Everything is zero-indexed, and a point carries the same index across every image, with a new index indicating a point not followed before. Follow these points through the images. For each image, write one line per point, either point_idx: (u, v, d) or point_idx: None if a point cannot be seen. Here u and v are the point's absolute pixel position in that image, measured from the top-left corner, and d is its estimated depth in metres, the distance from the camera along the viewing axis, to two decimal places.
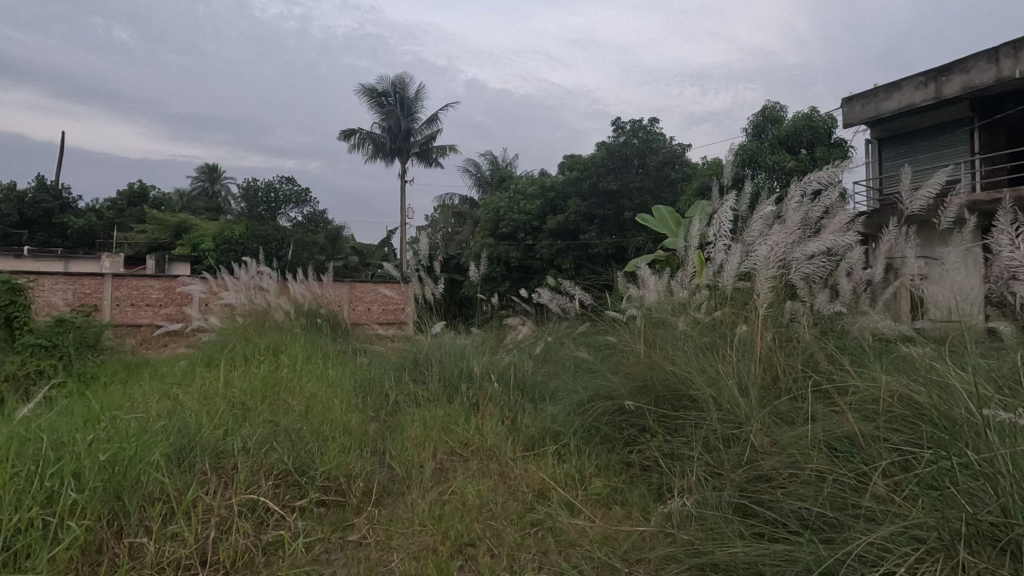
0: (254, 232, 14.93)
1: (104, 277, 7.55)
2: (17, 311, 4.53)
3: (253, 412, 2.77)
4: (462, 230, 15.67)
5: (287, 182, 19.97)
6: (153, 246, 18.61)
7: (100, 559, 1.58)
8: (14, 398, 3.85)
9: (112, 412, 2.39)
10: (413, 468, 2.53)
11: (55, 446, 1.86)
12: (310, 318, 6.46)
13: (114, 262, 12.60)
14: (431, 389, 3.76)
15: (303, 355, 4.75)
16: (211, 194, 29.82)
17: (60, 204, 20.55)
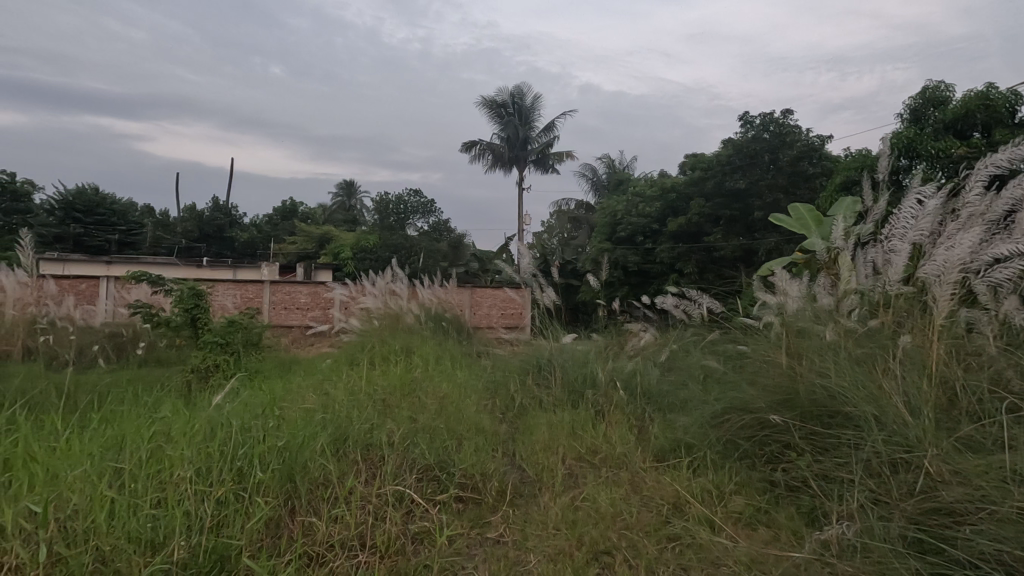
0: (385, 241, 16.15)
1: (263, 283, 8.58)
2: (200, 313, 5.27)
3: (394, 409, 2.99)
4: (579, 235, 15.67)
5: (414, 194, 21.33)
6: (302, 256, 20.89)
7: (279, 533, 1.78)
8: (199, 388, 4.47)
9: (281, 403, 2.70)
10: (543, 471, 2.57)
11: (241, 430, 2.15)
12: (437, 321, 6.82)
13: (272, 271, 14.33)
14: (556, 394, 3.79)
15: (433, 358, 5.01)
16: (349, 207, 32.86)
17: (230, 221, 23.84)
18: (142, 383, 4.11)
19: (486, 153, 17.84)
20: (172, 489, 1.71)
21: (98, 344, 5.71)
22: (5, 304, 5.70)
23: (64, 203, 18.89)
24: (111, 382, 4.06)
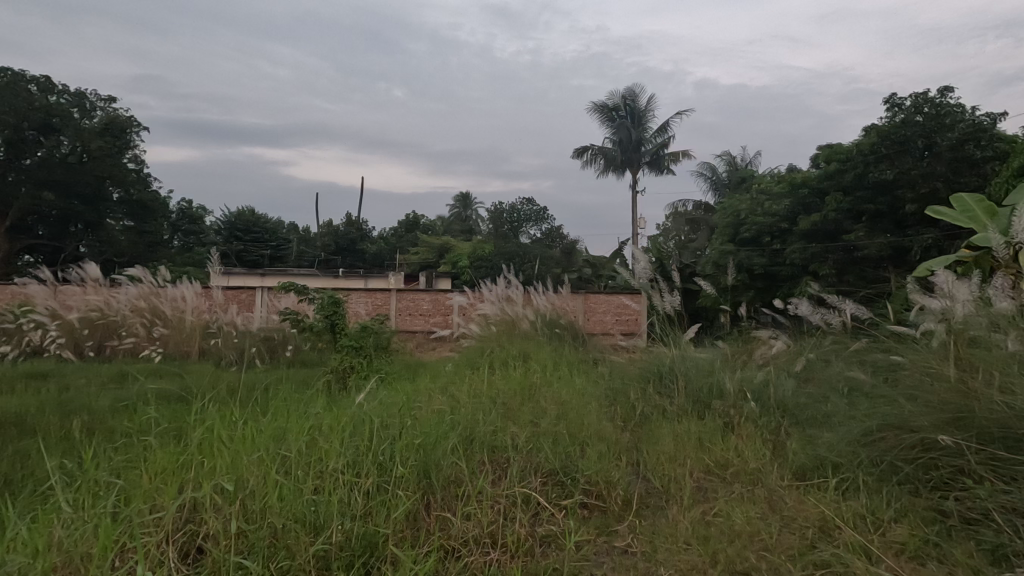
0: (500, 249, 16.60)
1: (391, 292, 9.19)
2: (338, 319, 5.78)
3: (516, 413, 3.05)
4: (697, 237, 14.94)
5: (527, 203, 21.73)
6: (423, 265, 22.13)
7: (419, 525, 1.90)
8: (338, 387, 4.90)
9: (413, 403, 2.88)
10: (670, 483, 2.49)
11: (381, 427, 2.32)
12: (553, 328, 6.85)
13: (397, 279, 15.35)
14: (679, 403, 3.64)
15: (551, 364, 5.04)
16: (465, 218, 34.31)
17: (361, 235, 25.98)
18: (292, 382, 4.59)
19: (598, 158, 17.70)
20: (327, 478, 1.89)
21: (256, 347, 6.48)
22: (185, 312, 6.68)
23: (228, 225, 21.83)
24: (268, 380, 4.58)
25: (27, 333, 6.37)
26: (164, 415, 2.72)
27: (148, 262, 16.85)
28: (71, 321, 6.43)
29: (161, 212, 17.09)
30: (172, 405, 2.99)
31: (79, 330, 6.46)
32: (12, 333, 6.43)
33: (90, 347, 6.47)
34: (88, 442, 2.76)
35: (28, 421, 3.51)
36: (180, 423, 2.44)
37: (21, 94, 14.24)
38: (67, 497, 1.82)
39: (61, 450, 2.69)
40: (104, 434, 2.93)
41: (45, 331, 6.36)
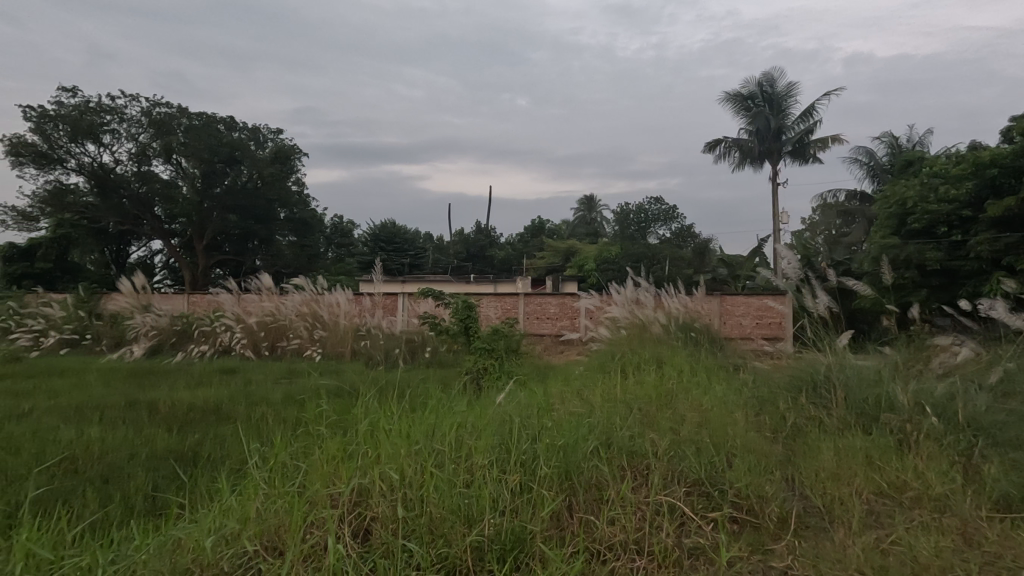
0: (627, 251, 16.24)
1: (518, 295, 9.35)
2: (472, 322, 6.05)
3: (654, 419, 2.96)
4: (853, 231, 13.37)
5: (655, 202, 21.02)
6: (550, 270, 22.41)
7: (563, 526, 1.92)
8: (473, 388, 5.12)
9: (548, 405, 2.92)
10: (834, 503, 2.24)
11: (521, 426, 2.39)
12: (686, 331, 6.54)
13: (525, 284, 15.69)
14: (839, 415, 3.28)
15: (687, 369, 4.80)
16: (590, 221, 34.20)
17: (490, 241, 27.00)
18: (431, 381, 4.87)
19: (732, 151, 16.62)
20: (475, 474, 1.98)
21: (399, 348, 7.01)
22: (339, 316, 7.43)
23: (373, 237, 23.94)
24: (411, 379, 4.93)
25: (220, 334, 7.49)
26: (328, 410, 3.04)
27: (309, 273, 19.06)
28: (251, 325, 7.46)
29: (318, 227, 19.30)
30: (335, 400, 3.32)
31: (257, 332, 7.48)
32: (208, 334, 7.62)
33: (265, 347, 7.45)
34: (270, 429, 3.18)
35: (224, 409, 4.14)
36: (344, 416, 2.72)
37: (212, 133, 16.71)
38: (260, 476, 2.11)
39: (250, 435, 3.12)
40: (281, 423, 3.35)
41: (232, 333, 7.45)
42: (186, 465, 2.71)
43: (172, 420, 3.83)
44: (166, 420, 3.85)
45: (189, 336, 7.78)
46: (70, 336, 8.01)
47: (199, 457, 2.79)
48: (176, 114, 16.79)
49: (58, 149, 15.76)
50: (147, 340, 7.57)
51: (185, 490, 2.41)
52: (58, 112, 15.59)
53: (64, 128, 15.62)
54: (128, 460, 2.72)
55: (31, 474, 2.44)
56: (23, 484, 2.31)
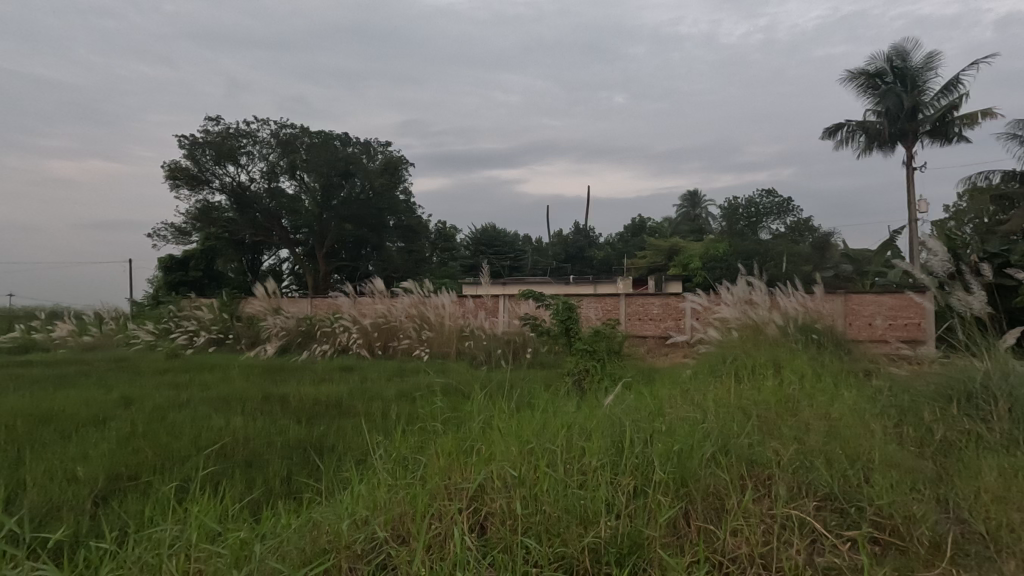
0: (737, 248, 15.33)
1: (619, 296, 9.16)
2: (572, 323, 6.01)
3: (775, 426, 2.76)
4: (1011, 217, 11.59)
5: (767, 195, 19.67)
6: (652, 269, 21.71)
7: (681, 535, 1.85)
8: (576, 389, 5.07)
9: (659, 408, 2.82)
10: (1001, 530, 1.96)
11: (633, 430, 2.34)
12: (807, 333, 6.03)
13: (627, 284, 15.35)
14: (1001, 432, 2.85)
15: (810, 374, 4.42)
16: (694, 217, 32.76)
17: (589, 242, 26.76)
18: (534, 381, 4.91)
19: (857, 135, 15.15)
20: (589, 475, 1.97)
21: (501, 349, 7.16)
22: (444, 317, 7.74)
23: (475, 240, 24.72)
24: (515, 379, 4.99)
25: (339, 335, 8.09)
26: (439, 408, 3.17)
27: (416, 276, 20.17)
28: (366, 326, 7.99)
29: (423, 233, 20.35)
30: (444, 398, 3.46)
31: (371, 333, 7.99)
32: (329, 334, 8.27)
33: (378, 347, 7.94)
34: (386, 424, 3.38)
35: (344, 405, 4.47)
36: (456, 414, 2.82)
37: (330, 149, 18.15)
38: (383, 468, 2.25)
39: (368, 429, 3.34)
40: (396, 418, 3.54)
41: (349, 333, 8.03)
42: (315, 455, 2.95)
43: (301, 413, 4.19)
44: (296, 412, 4.22)
45: (313, 336, 8.48)
46: (216, 336, 9.06)
47: (325, 447, 3.03)
48: (300, 133, 18.47)
49: (205, 171, 17.93)
50: (278, 340, 8.37)
51: (315, 477, 2.63)
52: (205, 139, 17.76)
53: (210, 152, 17.75)
54: (267, 447, 3.02)
55: (192, 456, 2.79)
56: (185, 464, 2.64)
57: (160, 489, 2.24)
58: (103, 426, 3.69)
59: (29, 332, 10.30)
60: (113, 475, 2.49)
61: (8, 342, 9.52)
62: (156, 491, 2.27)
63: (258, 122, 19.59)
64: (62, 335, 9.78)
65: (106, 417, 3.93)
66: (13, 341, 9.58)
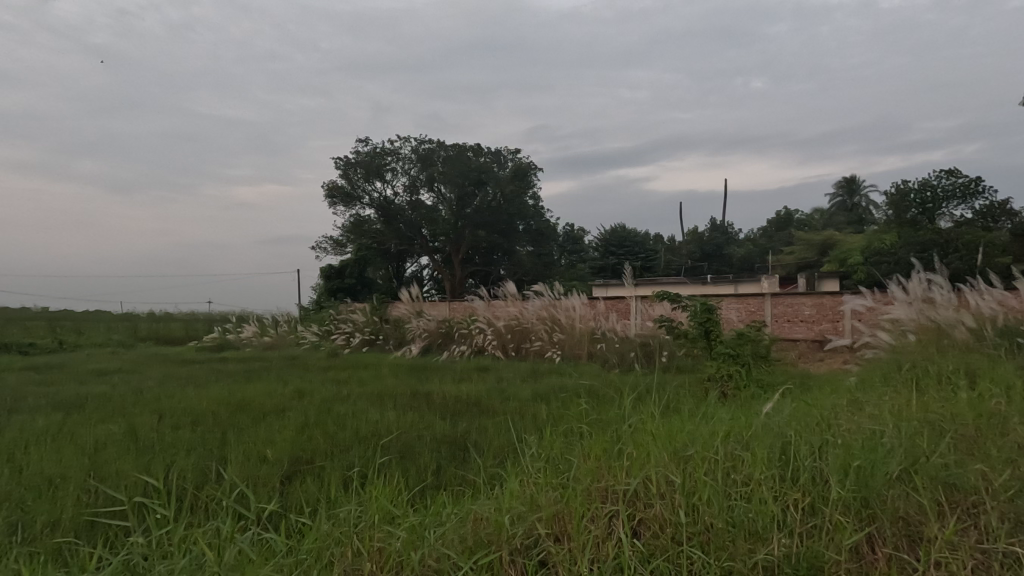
0: (908, 239, 13.38)
1: (764, 296, 8.43)
2: (712, 326, 5.65)
3: (977, 446, 2.35)
4: None
5: (947, 177, 16.83)
6: (802, 266, 19.76)
7: (865, 563, 1.65)
8: (716, 395, 4.71)
9: (824, 418, 2.54)
10: None
11: (798, 441, 2.14)
12: (1009, 338, 5.05)
13: (772, 283, 14.15)
14: None
15: (1018, 386, 3.68)
16: (851, 207, 29.25)
17: (727, 239, 25.14)
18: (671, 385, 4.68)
19: None
20: (755, 488, 1.83)
21: (634, 352, 6.98)
22: (576, 319, 7.72)
23: (604, 242, 24.44)
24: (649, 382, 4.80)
25: (475, 336, 8.46)
26: (577, 412, 3.16)
27: (546, 279, 20.49)
28: (500, 328, 8.25)
29: (552, 237, 20.90)
30: (582, 401, 3.45)
31: (505, 335, 8.23)
32: (466, 335, 8.68)
33: (512, 348, 8.16)
34: (524, 424, 3.45)
35: (483, 403, 4.66)
36: (598, 416, 2.80)
37: (464, 161, 19.12)
38: (531, 467, 2.29)
39: (508, 428, 3.44)
40: (534, 418, 3.59)
41: (484, 335, 8.37)
42: (460, 450, 3.11)
43: (445, 410, 4.44)
44: (441, 409, 4.48)
45: (452, 337, 8.97)
46: (368, 337, 9.96)
47: (469, 443, 3.17)
48: (436, 148, 19.70)
49: (357, 188, 19.85)
50: (421, 340, 8.99)
51: (462, 469, 2.76)
52: (357, 159, 19.68)
53: (361, 171, 19.62)
54: (418, 440, 3.24)
55: (356, 446, 3.08)
56: (351, 452, 2.92)
57: (334, 474, 2.51)
58: (283, 415, 4.22)
59: (224, 333, 12.16)
60: (294, 458, 2.83)
61: (210, 342, 11.32)
62: (330, 475, 2.54)
63: (401, 140, 21.28)
64: (248, 336, 11.41)
65: (285, 407, 4.49)
66: (213, 340, 11.38)
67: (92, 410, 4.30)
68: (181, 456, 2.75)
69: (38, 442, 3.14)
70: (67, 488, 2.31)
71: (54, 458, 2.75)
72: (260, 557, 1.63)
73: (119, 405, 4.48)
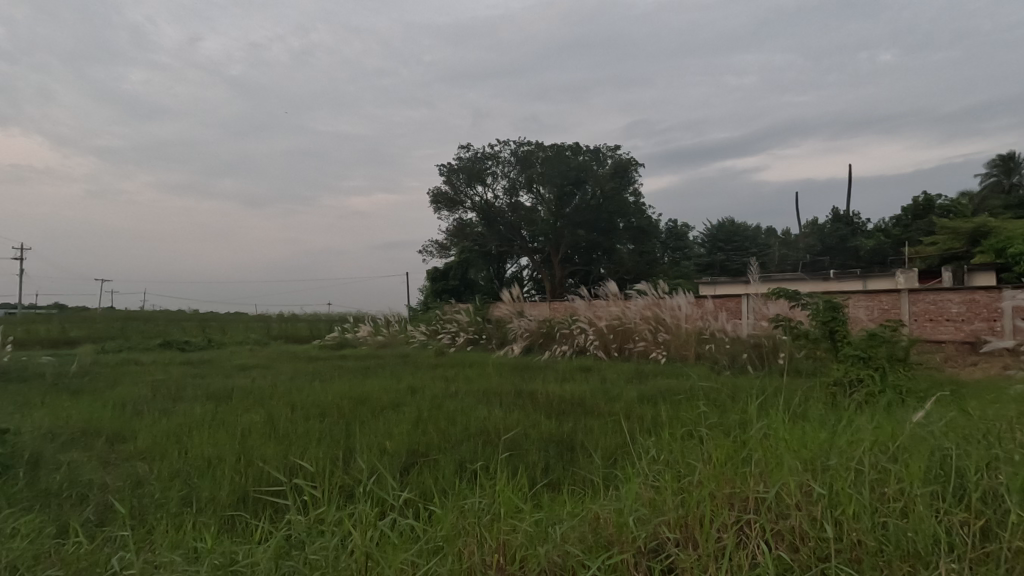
0: None
1: (900, 293, 7.53)
2: (838, 325, 5.14)
3: None
4: None
5: None
6: (947, 258, 17.44)
7: None
8: (844, 401, 4.27)
9: (989, 430, 2.22)
10: None
11: (959, 455, 1.89)
12: None
13: (910, 277, 12.65)
14: None
15: None
16: (1010, 188, 25.37)
17: (853, 230, 22.84)
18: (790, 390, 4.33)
19: None
20: (913, 506, 1.66)
21: (747, 353, 6.53)
22: (682, 319, 7.42)
23: (711, 237, 23.79)
24: (765, 384, 4.47)
25: (576, 336, 8.41)
26: (690, 415, 3.02)
27: (650, 277, 20.27)
28: (602, 328, 8.14)
29: (654, 234, 20.45)
30: (695, 405, 3.29)
31: (607, 335, 8.11)
32: (567, 335, 8.64)
33: (614, 348, 8.02)
34: (631, 426, 3.36)
35: (588, 404, 4.61)
36: (717, 420, 2.67)
37: (563, 160, 19.13)
38: (648, 469, 2.23)
39: (615, 429, 3.36)
40: (643, 421, 3.48)
41: (586, 335, 8.29)
42: (566, 449, 3.09)
43: (550, 409, 4.46)
44: (545, 408, 4.51)
45: (553, 337, 8.99)
46: (472, 336, 10.27)
47: (575, 442, 3.14)
48: (535, 149, 19.89)
49: (460, 193, 20.55)
50: (523, 340, 9.10)
51: (571, 467, 2.75)
52: (459, 165, 20.39)
53: (463, 176, 20.30)
54: (524, 437, 3.26)
55: (466, 441, 3.18)
56: (462, 447, 3.02)
57: (449, 468, 2.60)
58: (397, 410, 4.46)
59: (343, 332, 13.13)
60: (411, 451, 2.98)
61: (331, 340, 12.30)
62: (446, 467, 2.64)
63: (501, 143, 21.72)
64: (364, 335, 12.23)
65: (400, 403, 4.76)
66: (333, 339, 12.34)
67: (238, 401, 4.84)
68: (314, 444, 3.00)
69: (197, 428, 3.58)
70: (222, 469, 2.60)
71: (210, 442, 3.13)
72: (399, 542, 1.75)
73: (259, 397, 4.99)
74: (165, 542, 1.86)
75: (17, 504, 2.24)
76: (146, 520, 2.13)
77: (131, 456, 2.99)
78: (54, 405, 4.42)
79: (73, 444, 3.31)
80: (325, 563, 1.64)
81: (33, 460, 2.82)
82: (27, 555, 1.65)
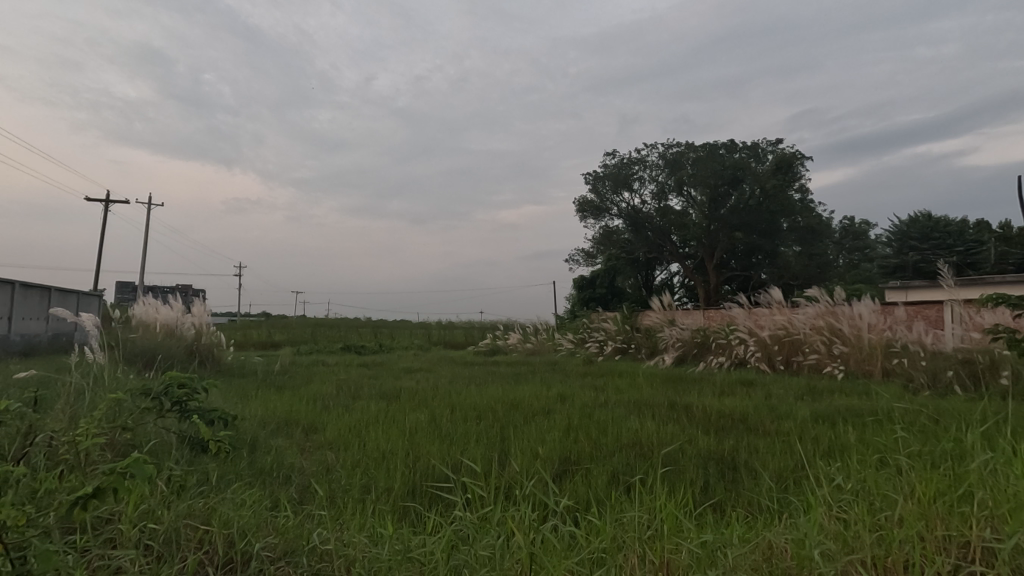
0: None
1: None
2: None
3: None
4: None
5: None
6: None
7: None
8: None
9: None
10: None
11: None
12: None
13: None
14: None
15: None
16: None
17: None
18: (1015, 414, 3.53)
19: None
20: None
21: (954, 370, 5.38)
22: (864, 328, 6.52)
23: (901, 234, 20.76)
24: (981, 406, 3.72)
25: (734, 346, 7.76)
26: (882, 441, 2.62)
27: (822, 282, 18.32)
28: (765, 338, 7.44)
29: (826, 233, 18.49)
30: (888, 430, 2.84)
31: (771, 346, 7.40)
32: (724, 346, 8.03)
33: (780, 361, 7.28)
34: (806, 448, 3.01)
35: (751, 421, 4.24)
36: (920, 449, 2.28)
37: (717, 160, 18.04)
38: (833, 498, 1.98)
39: (785, 450, 3.03)
40: (819, 443, 3.09)
41: (746, 346, 7.61)
42: (728, 468, 2.86)
43: (707, 425, 4.18)
44: (702, 423, 4.23)
45: (708, 347, 8.42)
46: (621, 345, 10.05)
47: (739, 461, 2.89)
48: (686, 150, 19.00)
49: (606, 200, 20.35)
50: (675, 350, 8.65)
51: (735, 488, 2.54)
52: (605, 172, 20.24)
53: (609, 183, 20.11)
54: (681, 453, 3.09)
55: (618, 452, 3.11)
56: (614, 458, 2.95)
57: (602, 481, 2.56)
58: (549, 416, 4.55)
59: (494, 339, 13.72)
60: (563, 458, 2.99)
61: (485, 347, 12.92)
62: (599, 478, 2.60)
63: (649, 147, 21.06)
64: (514, 342, 12.66)
65: (551, 409, 4.84)
66: (487, 346, 12.93)
67: (405, 401, 5.29)
68: (473, 445, 3.16)
69: (373, 424, 3.99)
70: (395, 462, 2.87)
71: (384, 437, 3.47)
72: (562, 548, 1.77)
73: (423, 398, 5.42)
74: (353, 523, 2.09)
75: (242, 477, 2.70)
76: (337, 502, 2.42)
77: (322, 446, 3.43)
78: (265, 398, 5.25)
79: (279, 432, 3.89)
80: (492, 560, 1.71)
81: (252, 443, 3.37)
82: (252, 521, 1.97)
